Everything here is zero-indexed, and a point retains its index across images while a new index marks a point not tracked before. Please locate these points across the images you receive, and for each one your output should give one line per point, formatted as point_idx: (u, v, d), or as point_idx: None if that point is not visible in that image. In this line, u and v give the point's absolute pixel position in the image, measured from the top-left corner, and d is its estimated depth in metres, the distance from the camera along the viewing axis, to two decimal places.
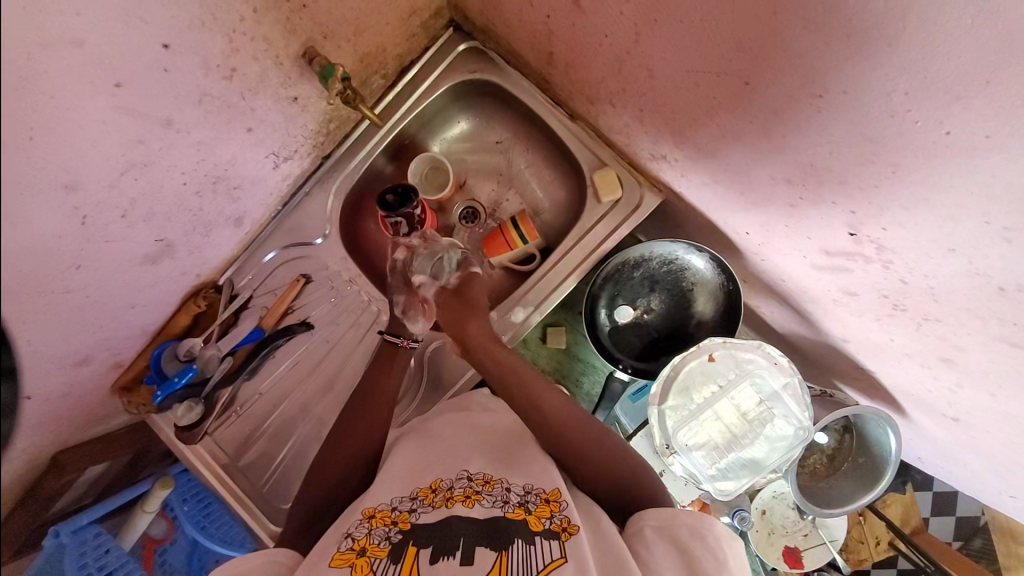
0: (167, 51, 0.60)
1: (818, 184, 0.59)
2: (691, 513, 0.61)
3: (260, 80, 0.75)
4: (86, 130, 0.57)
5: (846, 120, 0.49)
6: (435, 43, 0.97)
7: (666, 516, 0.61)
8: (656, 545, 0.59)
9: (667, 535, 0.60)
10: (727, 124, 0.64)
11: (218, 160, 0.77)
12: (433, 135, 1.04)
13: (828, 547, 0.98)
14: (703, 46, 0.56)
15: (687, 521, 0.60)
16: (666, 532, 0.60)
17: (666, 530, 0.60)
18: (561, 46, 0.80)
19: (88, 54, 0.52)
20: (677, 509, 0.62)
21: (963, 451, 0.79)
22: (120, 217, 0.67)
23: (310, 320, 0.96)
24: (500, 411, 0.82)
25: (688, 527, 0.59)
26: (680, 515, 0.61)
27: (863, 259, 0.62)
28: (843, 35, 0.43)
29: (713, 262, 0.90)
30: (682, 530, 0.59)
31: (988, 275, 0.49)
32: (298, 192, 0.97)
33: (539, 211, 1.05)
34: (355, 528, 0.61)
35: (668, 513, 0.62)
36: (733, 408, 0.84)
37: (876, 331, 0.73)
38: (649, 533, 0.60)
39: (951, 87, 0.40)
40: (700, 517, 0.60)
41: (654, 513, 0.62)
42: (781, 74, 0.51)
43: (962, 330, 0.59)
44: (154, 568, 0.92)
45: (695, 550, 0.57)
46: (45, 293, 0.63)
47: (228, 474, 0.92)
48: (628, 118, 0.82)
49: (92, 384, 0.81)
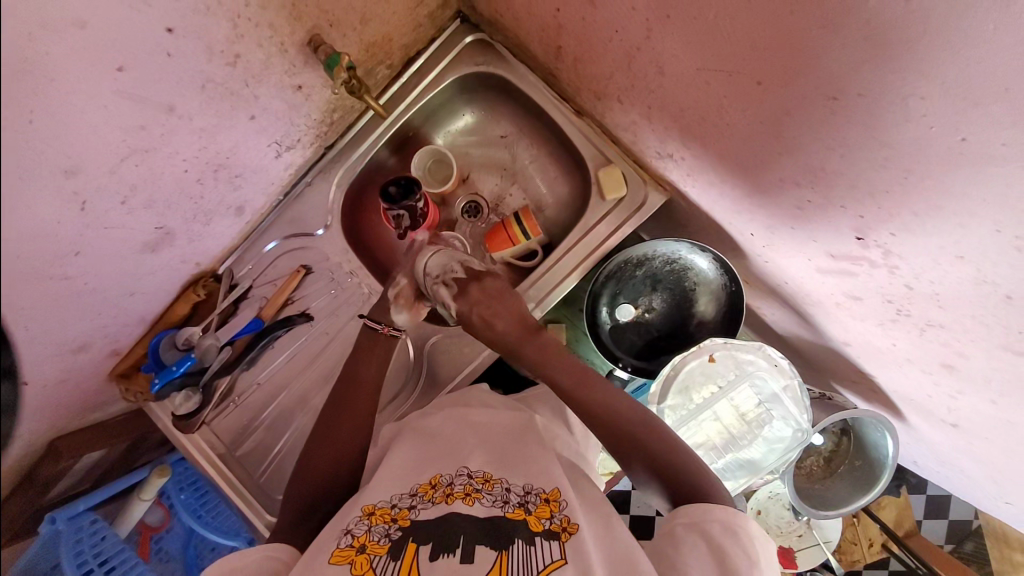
0: (170, 36, 0.59)
1: (827, 187, 0.58)
2: (722, 510, 0.61)
3: (264, 68, 0.74)
4: (87, 115, 0.56)
5: (858, 123, 0.49)
6: (441, 34, 0.96)
7: (699, 512, 0.61)
8: (685, 541, 0.59)
9: (698, 532, 0.59)
10: (739, 124, 0.63)
11: (220, 149, 0.76)
12: (437, 127, 1.03)
13: (822, 548, 0.98)
14: (716, 44, 0.56)
15: (719, 517, 0.60)
16: (697, 529, 0.60)
17: (697, 527, 0.60)
18: (570, 40, 0.79)
19: (90, 37, 0.51)
20: (707, 505, 0.62)
21: (960, 456, 0.79)
22: (120, 204, 0.67)
23: (310, 311, 0.95)
24: (497, 406, 0.82)
25: (721, 524, 0.59)
26: (712, 510, 0.61)
27: (869, 263, 0.62)
28: (861, 36, 0.42)
29: (716, 263, 0.90)
30: (713, 526, 0.59)
31: (996, 283, 0.49)
32: (299, 183, 0.96)
33: (542, 206, 1.04)
34: (355, 525, 0.61)
35: (699, 509, 0.61)
36: (731, 409, 0.85)
37: (879, 336, 0.72)
38: (680, 531, 0.60)
39: (970, 92, 0.39)
40: (733, 514, 0.60)
41: (684, 510, 0.62)
42: (795, 74, 0.50)
43: (965, 337, 0.59)
44: (150, 555, 0.93)
45: (727, 546, 0.57)
46: (45, 279, 0.62)
47: (225, 463, 0.93)
48: (635, 115, 0.81)
49: (89, 370, 0.81)
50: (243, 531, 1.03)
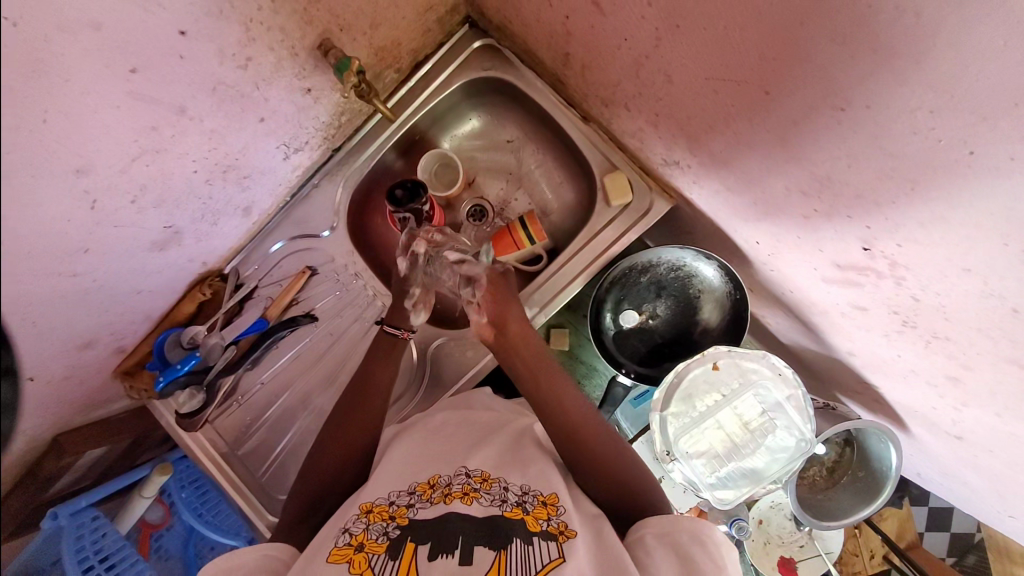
0: (183, 39, 0.60)
1: (833, 198, 0.58)
2: (689, 520, 0.61)
3: (274, 71, 0.74)
4: (99, 116, 0.56)
5: (866, 135, 0.49)
6: (450, 38, 0.96)
7: (667, 522, 0.61)
8: (657, 551, 0.59)
9: (667, 542, 0.59)
10: (746, 134, 0.63)
11: (229, 149, 0.77)
12: (444, 131, 1.04)
13: (824, 559, 0.98)
14: (725, 54, 0.56)
15: (686, 526, 0.60)
16: (667, 539, 0.60)
17: (668, 537, 0.60)
18: (578, 47, 0.79)
19: (105, 39, 0.52)
20: (675, 515, 0.62)
21: (964, 469, 0.79)
22: (130, 203, 0.67)
23: (315, 311, 0.96)
24: (500, 410, 0.83)
25: (689, 533, 0.59)
26: (680, 519, 0.61)
27: (875, 274, 0.62)
28: (870, 49, 0.42)
29: (721, 270, 0.90)
30: (682, 535, 0.59)
31: (1003, 296, 0.49)
32: (306, 184, 0.97)
33: (548, 211, 1.04)
34: (352, 524, 0.61)
35: (667, 518, 0.61)
36: (734, 417, 0.85)
37: (884, 347, 0.72)
38: (649, 541, 0.60)
39: (978, 106, 0.39)
40: (700, 524, 0.60)
41: (652, 520, 0.62)
42: (803, 85, 0.50)
43: (970, 349, 0.58)
44: (149, 553, 0.93)
45: (696, 555, 0.57)
46: (54, 277, 0.63)
47: (227, 462, 0.93)
48: (642, 122, 0.81)
49: (94, 367, 0.81)
50: (244, 531, 1.03)
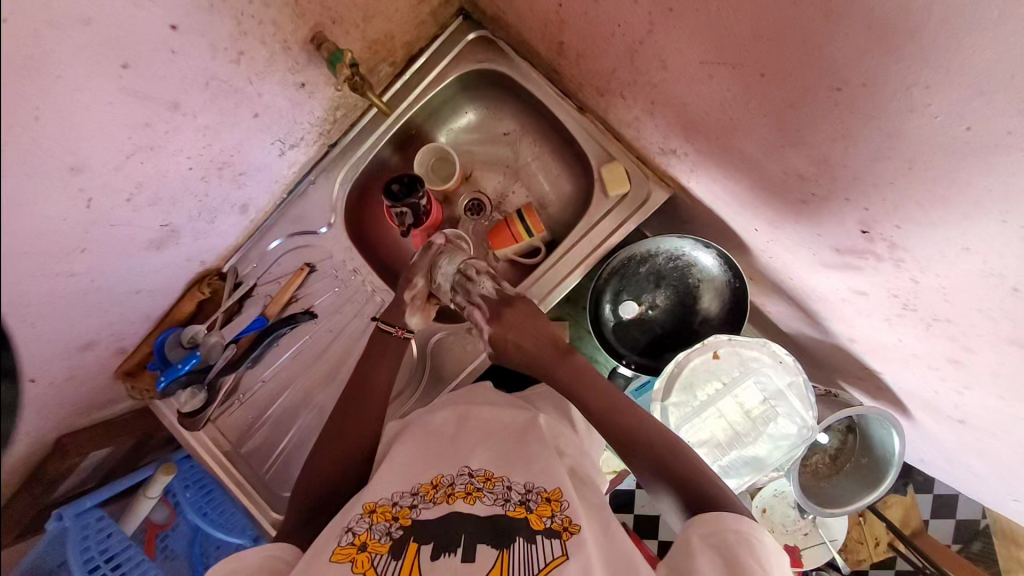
0: (174, 33, 0.60)
1: (831, 180, 0.58)
2: (738, 519, 0.60)
3: (267, 65, 0.74)
4: (91, 112, 0.56)
5: (863, 114, 0.48)
6: (443, 31, 0.96)
7: (712, 523, 0.60)
8: (701, 553, 0.57)
9: (712, 544, 0.58)
10: (743, 120, 0.63)
11: (224, 146, 0.77)
12: (440, 125, 1.03)
13: (828, 546, 0.98)
14: (720, 37, 0.55)
15: (732, 526, 0.59)
16: (713, 540, 0.58)
17: (712, 538, 0.58)
18: (572, 36, 0.79)
19: (96, 34, 0.52)
20: (720, 516, 0.61)
21: (968, 453, 0.78)
22: (125, 201, 0.67)
23: (314, 308, 0.95)
24: (503, 404, 0.81)
25: (736, 533, 0.58)
26: (725, 520, 0.60)
27: (875, 258, 0.62)
28: (864, 25, 0.42)
29: (720, 259, 0.90)
30: (728, 535, 0.58)
31: (1003, 275, 0.49)
32: (303, 181, 0.97)
33: (545, 204, 1.04)
34: (355, 523, 0.61)
35: (713, 518, 0.60)
36: (736, 406, 0.84)
37: (885, 332, 0.72)
38: (694, 541, 0.59)
39: (974, 80, 0.39)
40: (745, 522, 0.59)
41: (700, 520, 0.61)
42: (799, 67, 0.50)
43: (971, 331, 0.58)
44: (154, 553, 0.94)
45: (741, 555, 0.56)
46: (51, 277, 0.62)
47: (229, 460, 0.93)
48: (638, 110, 0.81)
49: (96, 367, 0.82)
50: (249, 529, 1.05)
